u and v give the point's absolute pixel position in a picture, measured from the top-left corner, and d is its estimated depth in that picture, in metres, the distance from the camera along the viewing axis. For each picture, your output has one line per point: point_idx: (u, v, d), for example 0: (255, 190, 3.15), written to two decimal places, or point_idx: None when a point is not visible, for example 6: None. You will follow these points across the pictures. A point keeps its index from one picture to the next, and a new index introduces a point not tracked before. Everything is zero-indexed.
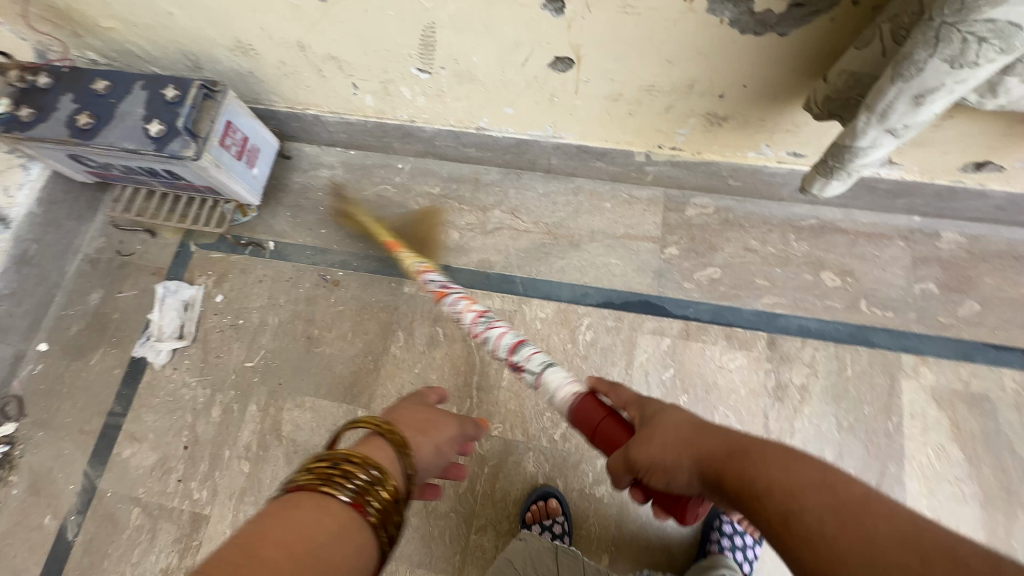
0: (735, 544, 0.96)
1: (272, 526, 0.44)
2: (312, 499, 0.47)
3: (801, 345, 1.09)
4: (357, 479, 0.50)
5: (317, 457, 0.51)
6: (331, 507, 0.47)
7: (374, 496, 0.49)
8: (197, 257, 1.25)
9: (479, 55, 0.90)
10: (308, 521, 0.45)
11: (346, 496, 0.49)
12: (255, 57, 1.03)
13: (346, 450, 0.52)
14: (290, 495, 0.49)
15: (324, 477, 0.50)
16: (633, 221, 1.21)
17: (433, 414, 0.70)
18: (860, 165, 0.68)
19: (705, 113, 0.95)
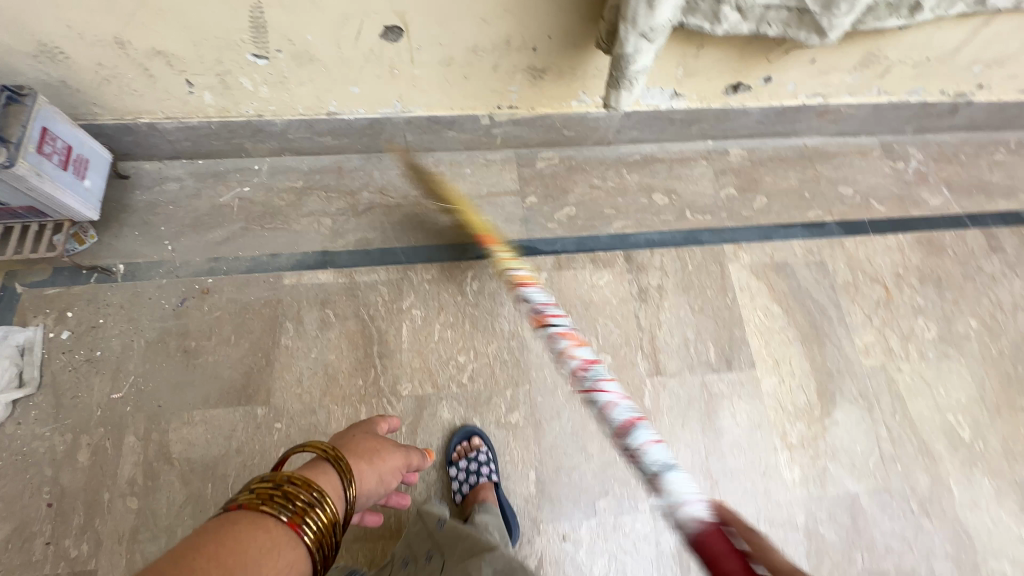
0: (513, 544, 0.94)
1: (209, 539, 0.45)
2: (248, 518, 0.48)
3: (650, 254, 1.29)
4: (298, 499, 0.52)
5: (260, 478, 0.52)
6: (268, 526, 0.49)
7: (312, 515, 0.52)
8: (28, 297, 1.11)
9: (313, 32, 0.97)
10: (241, 537, 0.46)
11: (283, 514, 0.50)
12: (65, 62, 0.97)
13: (290, 472, 0.54)
14: (227, 515, 0.49)
15: (265, 496, 0.51)
16: (493, 181, 1.34)
17: (376, 445, 0.72)
18: (625, 78, 0.90)
19: (527, 67, 1.11)
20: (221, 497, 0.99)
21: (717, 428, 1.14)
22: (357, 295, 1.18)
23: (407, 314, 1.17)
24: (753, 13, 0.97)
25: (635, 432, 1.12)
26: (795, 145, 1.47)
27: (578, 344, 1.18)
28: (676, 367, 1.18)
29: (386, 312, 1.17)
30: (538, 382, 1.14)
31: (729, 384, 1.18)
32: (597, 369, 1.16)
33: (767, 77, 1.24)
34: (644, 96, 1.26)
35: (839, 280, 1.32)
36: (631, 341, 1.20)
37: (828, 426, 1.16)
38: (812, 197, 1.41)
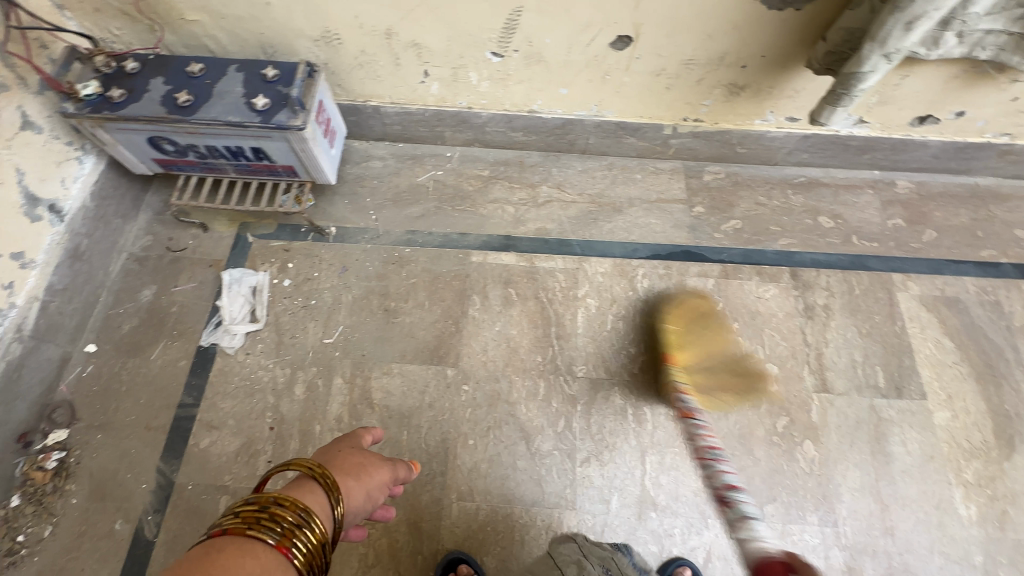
0: None
1: (202, 562, 0.47)
2: (235, 543, 0.51)
3: (816, 274, 1.31)
4: (283, 521, 0.53)
5: (245, 502, 0.54)
6: (257, 550, 0.51)
7: (300, 538, 0.54)
8: (257, 246, 1.26)
9: (552, 37, 1.07)
10: (230, 562, 0.49)
11: (272, 537, 0.52)
12: (336, 47, 1.12)
13: (277, 494, 0.56)
14: (212, 540, 0.51)
15: (250, 520, 0.53)
16: (662, 188, 1.40)
17: (366, 456, 0.72)
18: (842, 97, 0.93)
19: (728, 84, 1.18)
20: (416, 445, 1.08)
21: (888, 453, 1.13)
22: (537, 279, 1.26)
23: (582, 302, 1.24)
24: (972, 37, 0.99)
25: (802, 444, 1.13)
26: (966, 184, 1.45)
27: (745, 351, 1.21)
28: (843, 387, 1.19)
29: (562, 298, 1.24)
30: (706, 382, 1.17)
31: (899, 411, 1.17)
32: (765, 377, 1.18)
33: (960, 111, 1.25)
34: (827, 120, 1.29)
35: (1016, 322, 1.28)
36: (798, 355, 1.21)
37: (1006, 468, 1.12)
38: (985, 236, 1.38)
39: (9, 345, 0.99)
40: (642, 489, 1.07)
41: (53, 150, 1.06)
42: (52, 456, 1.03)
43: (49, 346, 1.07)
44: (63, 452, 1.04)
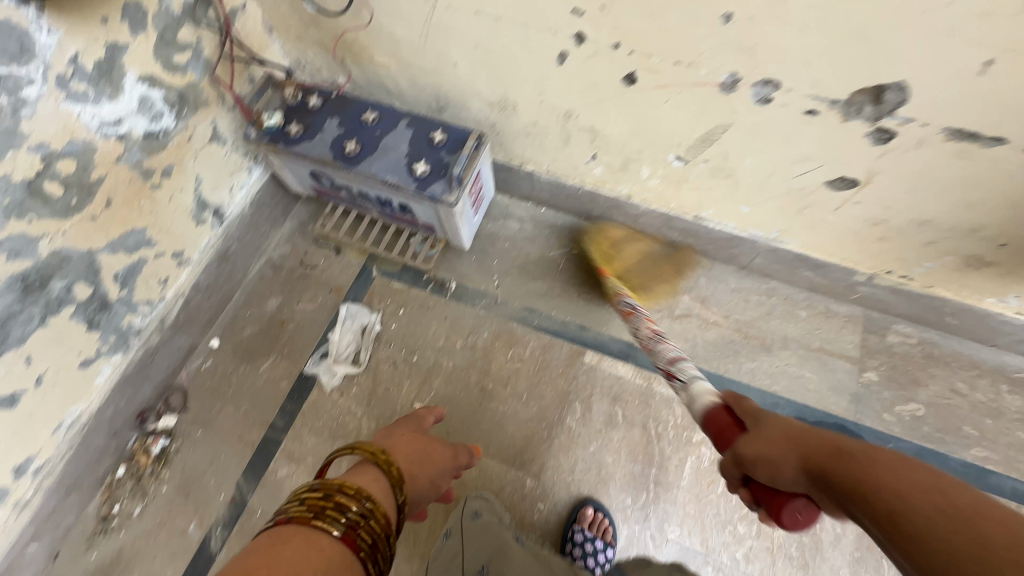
0: (586, 551, 0.98)
1: (267, 553, 0.44)
2: (302, 534, 0.47)
3: (1014, 511, 1.01)
4: (348, 511, 0.50)
5: (310, 489, 0.52)
6: (320, 544, 0.47)
7: (363, 531, 0.50)
8: (378, 283, 1.25)
9: (755, 158, 0.90)
10: (298, 555, 0.45)
11: (338, 529, 0.49)
12: (509, 114, 1.05)
13: (341, 483, 0.53)
14: (277, 530, 0.48)
15: (316, 509, 0.50)
16: (830, 336, 1.16)
17: (423, 446, 0.75)
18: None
19: (969, 255, 0.92)
20: None
21: None
22: (650, 405, 1.11)
23: (695, 449, 1.07)
24: None
25: None
26: None
27: None
28: None
29: (673, 437, 1.08)
30: None
31: None
32: None
33: None
34: None
35: None
36: None
37: None
38: None
39: (150, 334, 1.07)
40: None
41: (230, 161, 1.11)
42: (158, 442, 1.11)
43: (182, 336, 1.15)
44: (167, 440, 1.11)
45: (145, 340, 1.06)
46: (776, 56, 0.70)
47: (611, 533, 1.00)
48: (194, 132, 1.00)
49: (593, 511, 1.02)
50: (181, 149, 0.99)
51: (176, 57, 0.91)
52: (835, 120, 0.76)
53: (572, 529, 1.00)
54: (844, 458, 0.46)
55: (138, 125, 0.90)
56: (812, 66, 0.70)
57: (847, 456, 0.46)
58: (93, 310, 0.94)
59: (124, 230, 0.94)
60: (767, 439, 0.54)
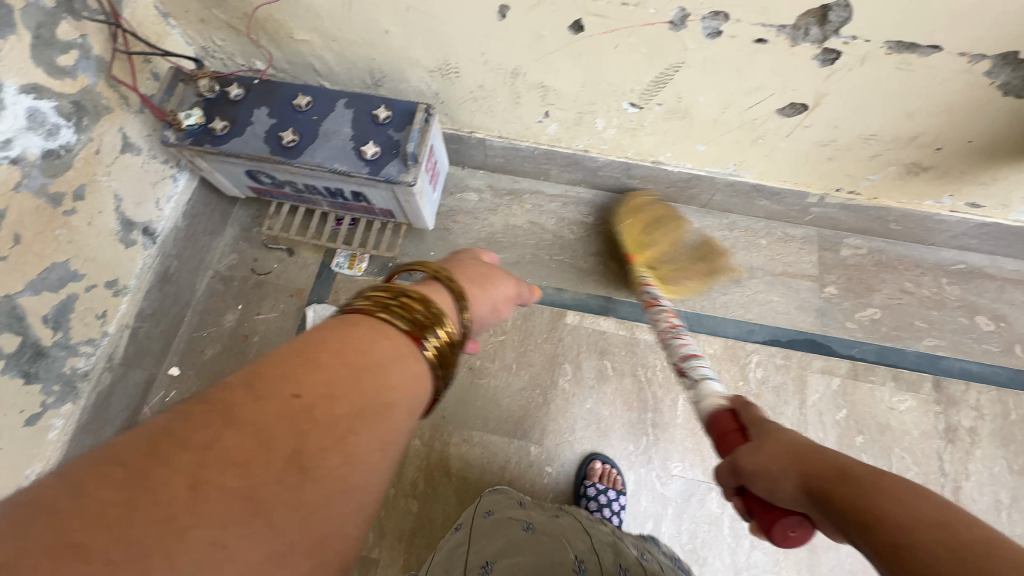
0: (602, 504, 0.99)
1: (333, 337, 0.38)
2: (370, 321, 0.42)
3: (965, 388, 1.12)
4: (414, 310, 0.44)
5: (376, 288, 0.46)
6: (387, 334, 0.42)
7: (432, 333, 0.44)
8: (341, 279, 1.19)
9: (708, 95, 0.90)
10: (366, 340, 0.40)
11: (403, 324, 0.43)
12: (452, 80, 0.99)
13: (408, 289, 0.47)
14: (347, 315, 0.43)
15: (382, 306, 0.44)
16: (790, 259, 1.22)
17: (498, 292, 0.67)
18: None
19: (909, 163, 0.97)
20: None
21: None
22: (636, 353, 1.14)
23: None
24: None
25: None
26: None
27: None
28: None
29: (662, 379, 1.12)
30: None
31: None
32: None
33: None
34: (1019, 211, 1.05)
35: None
36: (929, 485, 1.05)
37: None
38: None
39: (100, 375, 0.97)
40: None
41: (149, 172, 1.00)
42: None
43: (137, 370, 1.05)
44: None
45: (95, 382, 0.96)
46: None
47: (620, 482, 1.03)
48: (101, 144, 0.89)
49: (603, 464, 1.04)
50: (90, 166, 0.87)
51: (60, 60, 0.79)
52: (784, 47, 0.76)
53: (584, 485, 1.01)
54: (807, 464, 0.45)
55: (33, 145, 0.78)
56: None
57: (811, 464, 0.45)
58: (27, 361, 0.84)
59: (43, 266, 0.83)
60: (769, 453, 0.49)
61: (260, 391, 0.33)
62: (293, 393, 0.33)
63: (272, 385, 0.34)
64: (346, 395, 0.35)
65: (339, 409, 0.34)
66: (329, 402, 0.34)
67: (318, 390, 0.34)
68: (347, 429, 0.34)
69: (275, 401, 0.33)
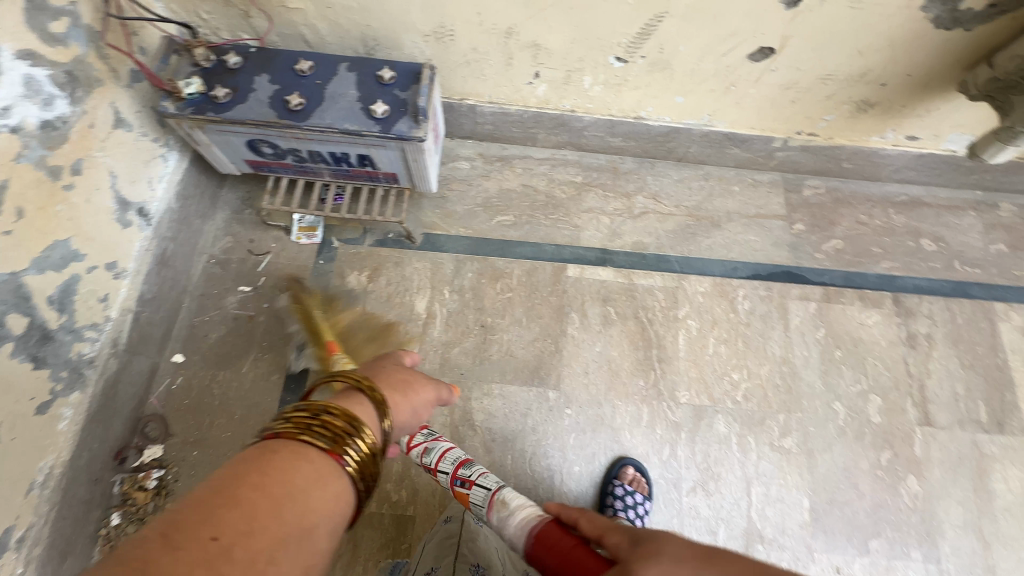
0: (627, 504, 0.99)
1: (252, 471, 0.41)
2: (291, 446, 0.45)
3: (919, 300, 1.27)
4: (336, 428, 0.49)
5: (295, 408, 0.50)
6: (310, 456, 0.46)
7: (352, 444, 0.49)
8: (343, 252, 1.19)
9: (688, 45, 0.99)
10: (287, 466, 0.43)
11: (324, 443, 0.47)
12: (447, 44, 1.03)
13: (327, 404, 0.51)
14: (264, 443, 0.46)
15: (303, 426, 0.48)
16: (761, 202, 1.34)
17: (411, 373, 0.70)
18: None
19: (859, 100, 1.10)
20: (519, 470, 1.06)
21: (989, 489, 1.11)
22: (636, 297, 1.21)
23: (682, 323, 1.20)
24: None
25: (906, 479, 1.11)
26: None
27: (848, 380, 1.18)
28: (947, 421, 1.16)
29: (663, 319, 1.20)
30: (809, 412, 1.15)
31: (1001, 447, 1.15)
32: (868, 409, 1.16)
33: None
34: (949, 140, 1.21)
35: None
36: (901, 386, 1.18)
37: None
38: None
39: (106, 362, 0.93)
40: (749, 521, 1.06)
41: (141, 149, 0.97)
42: (153, 474, 1.00)
43: (141, 358, 1.02)
44: (162, 470, 1.01)
45: (102, 369, 0.92)
46: None
47: (647, 490, 1.04)
48: (95, 117, 0.86)
49: (634, 471, 1.05)
50: (85, 139, 0.85)
51: (52, 27, 0.77)
52: None
53: (613, 484, 1.03)
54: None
55: (30, 114, 0.75)
56: None
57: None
58: (35, 344, 0.80)
59: (46, 243, 0.80)
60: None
61: (178, 542, 0.34)
62: (209, 536, 0.35)
63: (188, 532, 0.35)
64: (265, 528, 0.38)
65: (259, 542, 0.37)
66: (248, 541, 0.36)
67: (237, 528, 0.37)
68: (269, 560, 0.37)
69: (195, 547, 0.34)
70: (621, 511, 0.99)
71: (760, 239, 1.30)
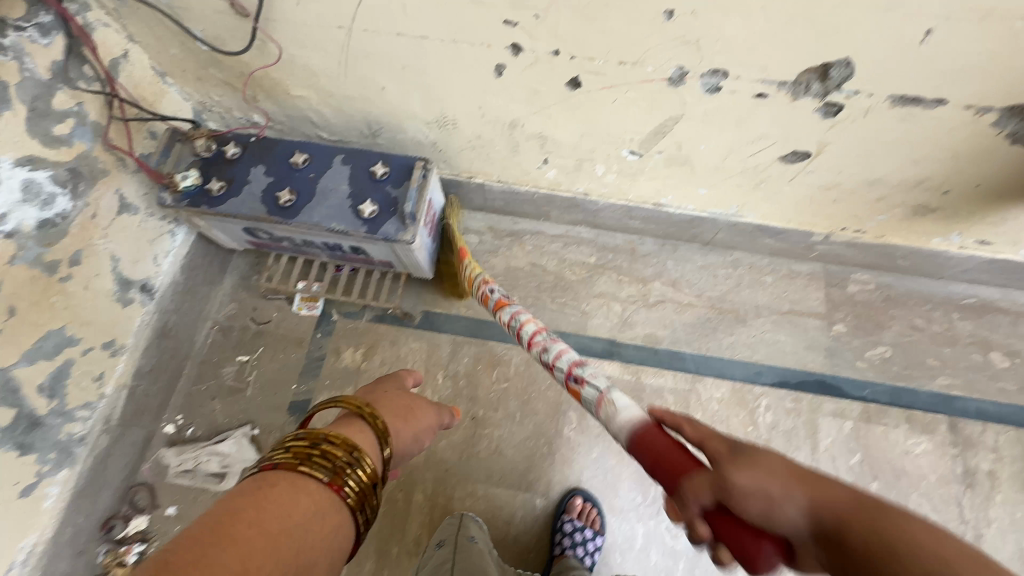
0: (576, 541, 0.96)
1: (251, 503, 0.38)
2: (290, 478, 0.42)
3: (981, 428, 1.09)
4: (336, 458, 0.45)
5: (297, 436, 0.46)
6: (310, 489, 0.43)
7: (353, 475, 0.45)
8: (340, 327, 1.18)
9: (709, 144, 0.89)
10: (284, 500, 0.40)
11: (324, 475, 0.44)
12: (450, 131, 0.99)
13: (327, 430, 0.48)
14: (259, 477, 0.42)
15: (303, 455, 0.44)
16: (796, 296, 1.20)
17: (412, 399, 0.64)
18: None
19: (916, 205, 0.96)
20: None
21: None
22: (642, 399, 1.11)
23: None
24: None
25: None
26: None
27: None
28: None
29: None
30: None
31: None
32: None
33: None
34: None
35: None
36: None
37: None
38: None
39: (97, 439, 0.95)
40: None
41: (147, 230, 0.99)
42: (133, 549, 1.01)
43: (135, 429, 1.04)
44: (143, 544, 1.01)
45: (93, 446, 0.95)
46: (721, 47, 0.68)
47: (600, 523, 1.00)
48: (98, 208, 0.88)
49: (583, 501, 1.02)
50: (86, 231, 0.87)
51: (57, 130, 0.79)
52: (785, 100, 0.75)
53: (561, 520, 0.99)
54: (805, 475, 0.41)
55: (29, 217, 0.78)
56: (759, 52, 0.68)
57: (811, 475, 0.41)
58: (22, 432, 0.83)
59: (38, 336, 0.82)
60: (765, 469, 0.41)
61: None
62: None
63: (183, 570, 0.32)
64: (263, 564, 0.34)
65: None
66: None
67: (233, 565, 0.33)
68: None
69: None
70: (569, 548, 0.96)
71: (791, 341, 1.16)
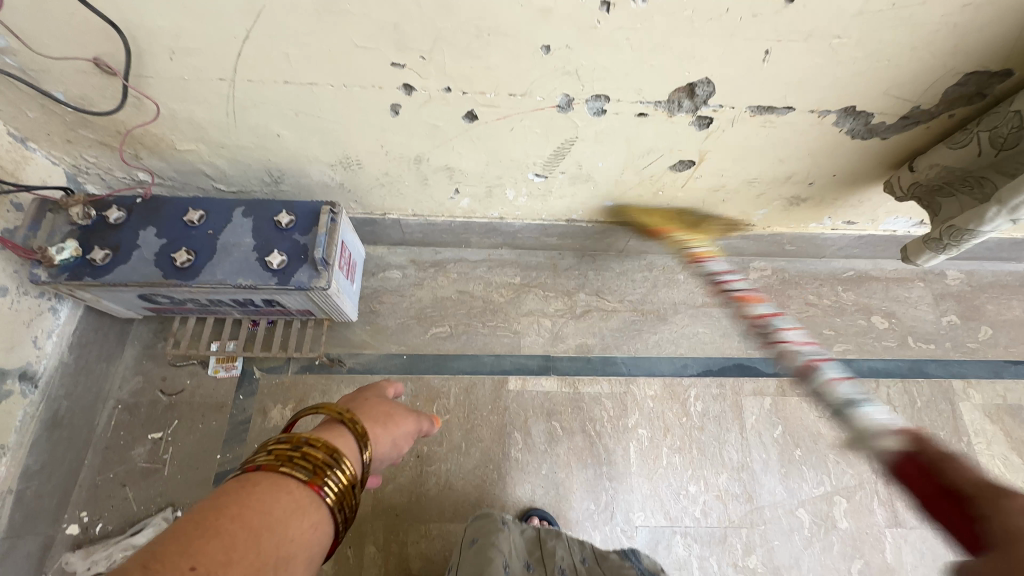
0: None
1: (233, 502, 0.39)
2: (271, 478, 0.43)
3: (876, 384, 1.22)
4: (316, 459, 0.45)
5: (278, 439, 0.46)
6: (291, 487, 0.43)
7: (333, 476, 0.46)
8: (265, 385, 1.11)
9: (606, 161, 0.95)
10: (264, 497, 0.41)
11: (304, 474, 0.44)
12: (356, 171, 0.98)
13: (309, 434, 0.48)
14: (244, 476, 0.43)
15: (283, 458, 0.45)
16: (707, 290, 1.29)
17: (393, 407, 0.63)
18: (948, 246, 0.88)
19: (791, 196, 1.08)
20: None
21: None
22: (582, 408, 1.14)
23: (633, 433, 1.13)
24: None
25: None
26: (1015, 272, 1.34)
27: (811, 483, 1.12)
28: (917, 519, 1.10)
29: (611, 430, 1.13)
30: (774, 523, 1.08)
31: None
32: (834, 514, 1.09)
33: None
34: (886, 223, 1.19)
35: None
36: (866, 485, 1.12)
37: None
38: None
39: None
40: None
41: (21, 310, 0.90)
42: None
43: (28, 538, 0.91)
44: None
45: None
46: (598, 74, 0.74)
47: None
48: None
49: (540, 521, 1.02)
50: None
51: None
52: (663, 117, 0.82)
53: None
54: None
55: None
56: (633, 77, 0.74)
57: None
58: None
59: None
60: None
61: (156, 572, 0.32)
62: (187, 565, 0.33)
63: (167, 561, 0.33)
64: (243, 561, 0.35)
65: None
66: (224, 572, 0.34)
67: (214, 559, 0.34)
68: None
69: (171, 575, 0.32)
70: None
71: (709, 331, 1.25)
